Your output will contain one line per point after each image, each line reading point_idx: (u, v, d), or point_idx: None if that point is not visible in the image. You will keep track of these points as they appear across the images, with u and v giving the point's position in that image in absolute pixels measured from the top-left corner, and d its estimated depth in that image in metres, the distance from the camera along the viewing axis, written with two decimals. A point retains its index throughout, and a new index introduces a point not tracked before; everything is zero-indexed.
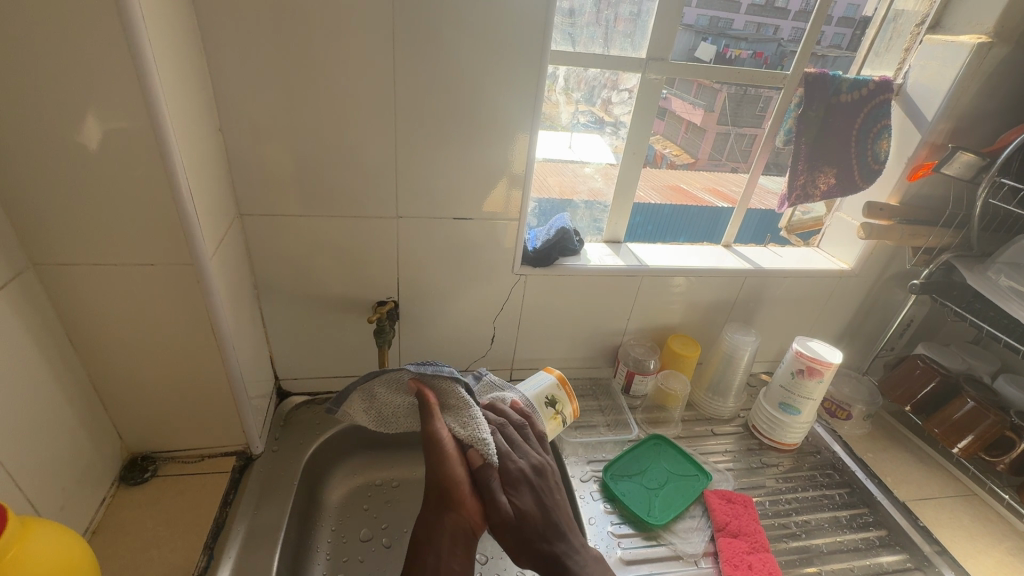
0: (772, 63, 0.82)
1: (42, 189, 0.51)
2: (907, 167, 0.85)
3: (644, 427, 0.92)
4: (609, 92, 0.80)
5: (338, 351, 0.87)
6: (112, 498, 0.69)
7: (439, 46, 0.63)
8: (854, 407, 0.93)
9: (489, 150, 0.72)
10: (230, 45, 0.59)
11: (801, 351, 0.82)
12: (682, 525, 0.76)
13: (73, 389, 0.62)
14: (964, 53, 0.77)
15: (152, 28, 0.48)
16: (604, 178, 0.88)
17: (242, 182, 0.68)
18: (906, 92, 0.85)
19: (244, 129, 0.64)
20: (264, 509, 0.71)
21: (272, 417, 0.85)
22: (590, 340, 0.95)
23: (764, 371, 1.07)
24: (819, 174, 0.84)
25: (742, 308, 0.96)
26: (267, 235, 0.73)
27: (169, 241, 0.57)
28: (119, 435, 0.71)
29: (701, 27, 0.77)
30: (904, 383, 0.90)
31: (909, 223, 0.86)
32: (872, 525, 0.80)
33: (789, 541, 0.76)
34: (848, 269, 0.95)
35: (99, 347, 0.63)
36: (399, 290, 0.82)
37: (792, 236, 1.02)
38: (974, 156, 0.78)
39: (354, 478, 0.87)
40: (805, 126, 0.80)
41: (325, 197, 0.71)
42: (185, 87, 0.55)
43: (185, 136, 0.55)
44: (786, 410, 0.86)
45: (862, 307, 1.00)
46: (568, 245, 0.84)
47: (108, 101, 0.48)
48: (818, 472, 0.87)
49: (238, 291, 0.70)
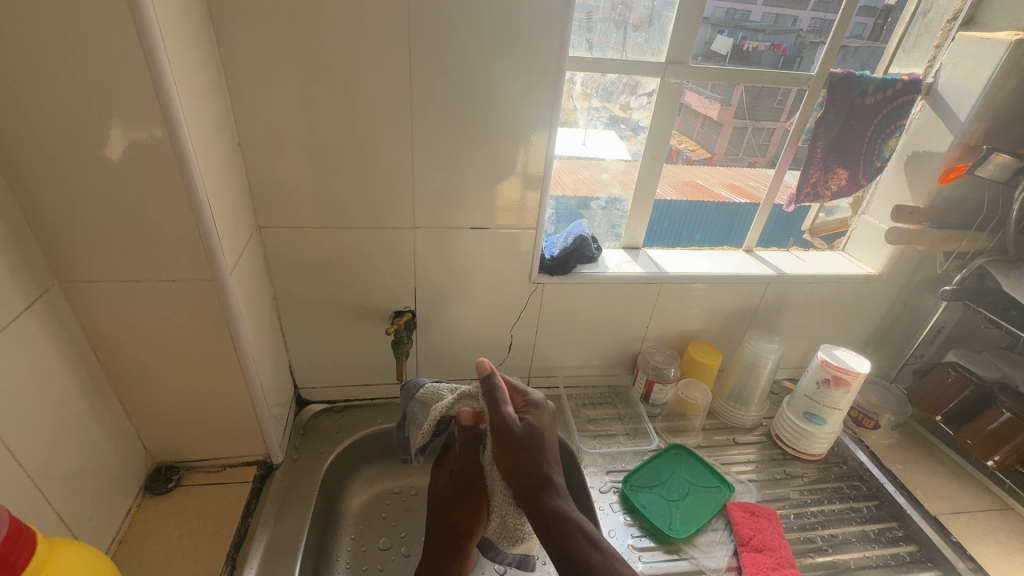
0: (791, 55, 0.79)
1: (69, 207, 0.52)
2: (938, 169, 0.82)
3: (664, 436, 0.91)
4: (628, 96, 0.79)
5: (357, 360, 0.88)
6: (137, 508, 0.71)
7: (456, 52, 0.63)
8: (882, 416, 0.90)
9: (504, 156, 0.71)
10: (248, 58, 0.60)
11: (826, 360, 0.80)
12: (704, 538, 0.74)
13: (99, 401, 0.63)
14: (1000, 50, 0.73)
15: (171, 46, 0.48)
16: (622, 183, 0.87)
17: (261, 196, 0.68)
18: (935, 91, 0.82)
19: (261, 141, 0.65)
20: (285, 519, 0.72)
21: (292, 425, 0.86)
22: (608, 348, 0.94)
23: (787, 378, 1.04)
24: (831, 174, 0.84)
25: (765, 314, 0.94)
26: (285, 246, 0.73)
27: (189, 256, 0.57)
28: (144, 446, 0.73)
29: (717, 19, 0.74)
30: (934, 391, 0.88)
31: (941, 227, 0.83)
32: (902, 540, 0.77)
33: (815, 556, 0.74)
34: (875, 273, 0.92)
35: (122, 361, 0.64)
36: (416, 300, 0.82)
37: (815, 239, 1.00)
38: (1011, 158, 0.74)
39: (373, 486, 0.88)
40: (824, 128, 0.80)
41: (343, 207, 0.71)
42: (204, 103, 0.55)
43: (204, 152, 0.55)
44: (810, 420, 0.84)
45: (889, 313, 0.98)
46: (585, 252, 0.84)
47: (130, 119, 0.49)
48: (845, 483, 0.85)
49: (257, 303, 0.71)
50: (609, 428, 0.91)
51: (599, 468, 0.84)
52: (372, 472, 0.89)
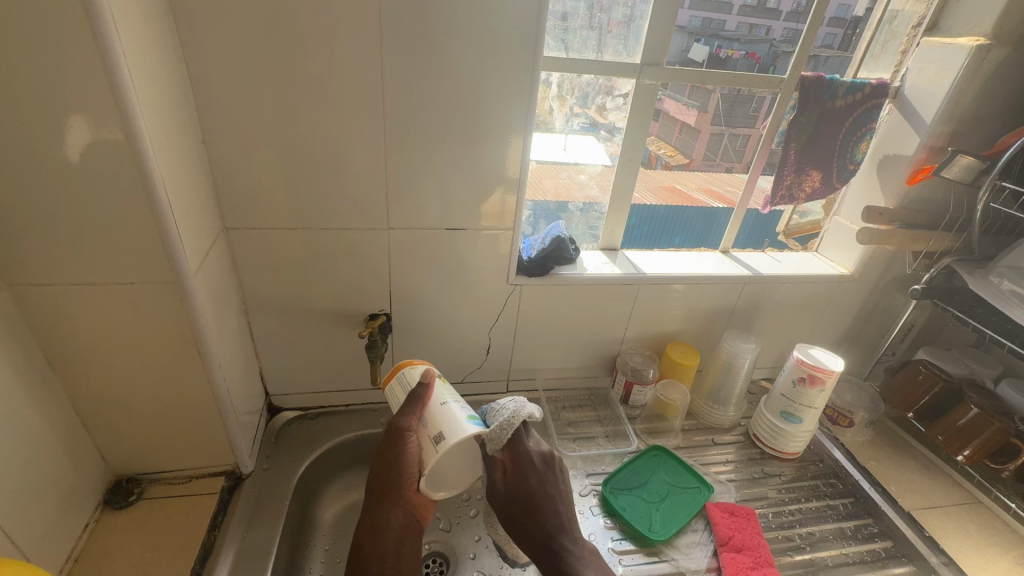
0: (765, 64, 0.80)
1: (17, 209, 0.49)
2: (907, 170, 0.84)
3: (644, 438, 0.90)
4: (604, 98, 0.79)
5: (331, 365, 0.85)
6: (95, 524, 0.67)
7: (429, 49, 0.62)
8: (856, 414, 0.92)
9: (481, 156, 0.70)
10: (213, 55, 0.58)
11: (802, 359, 0.81)
12: (684, 540, 0.74)
13: (53, 412, 0.60)
14: (963, 55, 0.75)
15: (129, 40, 0.46)
16: (599, 185, 0.87)
17: (227, 196, 0.66)
18: (902, 95, 0.84)
19: (228, 140, 0.63)
20: (254, 532, 0.69)
21: (263, 434, 0.83)
22: (588, 349, 0.93)
23: (764, 378, 1.05)
24: (805, 176, 0.85)
25: (742, 314, 0.95)
26: (253, 248, 0.71)
27: (149, 258, 0.55)
28: (104, 458, 0.69)
29: (694, 27, 0.76)
30: (906, 389, 0.90)
31: (909, 228, 0.85)
32: (878, 536, 0.78)
33: (793, 554, 0.74)
34: (848, 273, 0.94)
35: (78, 369, 0.61)
36: (391, 303, 0.80)
37: (789, 240, 1.01)
38: (975, 159, 0.76)
39: (348, 495, 0.86)
40: (797, 130, 0.81)
41: (313, 207, 0.69)
42: (166, 99, 0.53)
43: (165, 150, 0.53)
44: (787, 419, 0.85)
45: (863, 312, 0.99)
46: (564, 254, 0.82)
47: (86, 114, 0.46)
48: (821, 481, 0.86)
49: (224, 308, 0.68)
50: (589, 430, 0.91)
51: (579, 471, 0.83)
52: (347, 480, 0.87)
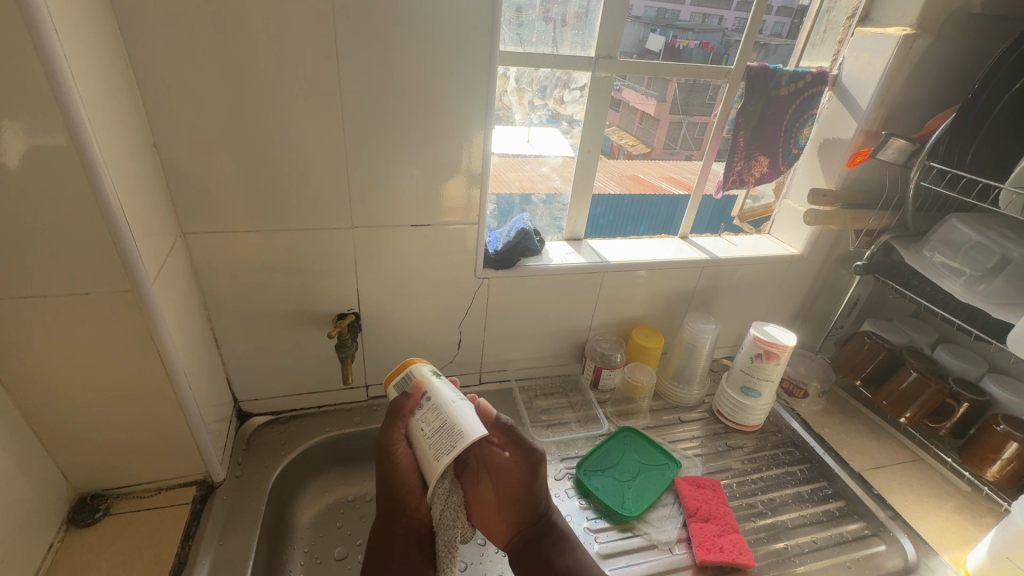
0: (718, 54, 0.84)
1: None
2: (846, 154, 0.89)
3: (615, 420, 0.93)
4: (562, 90, 0.80)
5: (301, 368, 0.85)
6: (60, 543, 0.65)
7: (385, 46, 0.62)
8: (809, 385, 0.99)
9: (442, 150, 0.71)
10: (160, 54, 0.56)
11: (759, 335, 0.85)
12: (655, 514, 0.78)
13: (8, 430, 0.58)
14: (892, 44, 0.81)
15: (68, 40, 0.45)
16: (561, 176, 0.88)
17: (183, 199, 0.65)
18: (840, 82, 0.88)
19: (181, 142, 0.61)
20: (230, 539, 0.69)
21: (234, 440, 0.82)
22: (558, 338, 0.96)
23: (725, 356, 1.11)
24: (754, 162, 0.89)
25: (702, 297, 0.99)
26: (213, 252, 0.69)
27: (103, 267, 0.53)
28: (65, 475, 0.67)
29: (650, 18, 0.78)
30: (854, 358, 0.95)
31: (851, 207, 0.90)
32: (832, 497, 0.84)
33: (755, 520, 0.78)
34: (797, 253, 0.99)
35: (31, 385, 0.59)
36: (359, 302, 0.80)
37: (744, 224, 1.06)
38: (906, 141, 0.82)
39: (325, 496, 0.85)
40: (745, 118, 0.85)
41: (274, 208, 0.68)
42: (111, 102, 0.52)
43: (115, 155, 0.51)
44: (747, 394, 0.89)
45: (813, 289, 1.05)
46: (529, 245, 0.84)
47: (26, 120, 0.45)
48: (780, 450, 0.91)
49: (186, 315, 0.66)
50: (562, 416, 0.93)
51: (553, 456, 0.85)
52: (323, 481, 0.86)
